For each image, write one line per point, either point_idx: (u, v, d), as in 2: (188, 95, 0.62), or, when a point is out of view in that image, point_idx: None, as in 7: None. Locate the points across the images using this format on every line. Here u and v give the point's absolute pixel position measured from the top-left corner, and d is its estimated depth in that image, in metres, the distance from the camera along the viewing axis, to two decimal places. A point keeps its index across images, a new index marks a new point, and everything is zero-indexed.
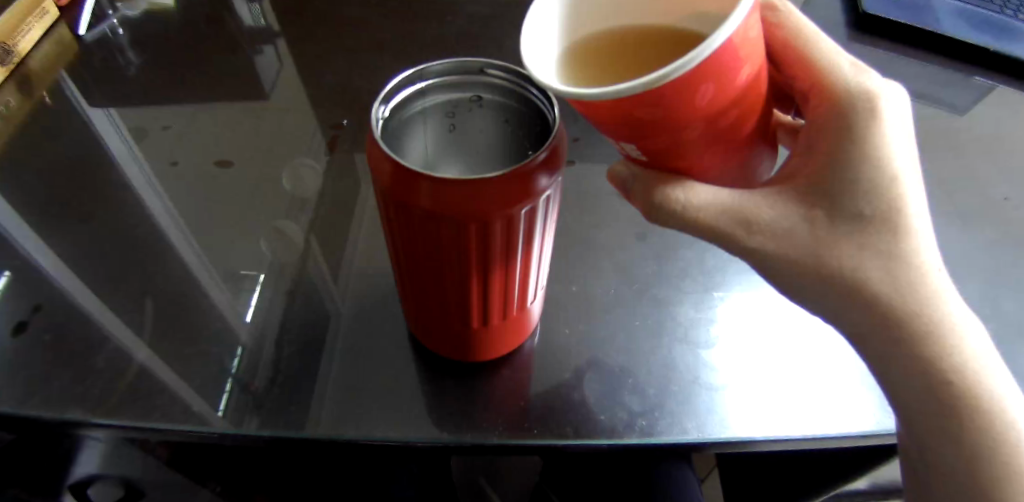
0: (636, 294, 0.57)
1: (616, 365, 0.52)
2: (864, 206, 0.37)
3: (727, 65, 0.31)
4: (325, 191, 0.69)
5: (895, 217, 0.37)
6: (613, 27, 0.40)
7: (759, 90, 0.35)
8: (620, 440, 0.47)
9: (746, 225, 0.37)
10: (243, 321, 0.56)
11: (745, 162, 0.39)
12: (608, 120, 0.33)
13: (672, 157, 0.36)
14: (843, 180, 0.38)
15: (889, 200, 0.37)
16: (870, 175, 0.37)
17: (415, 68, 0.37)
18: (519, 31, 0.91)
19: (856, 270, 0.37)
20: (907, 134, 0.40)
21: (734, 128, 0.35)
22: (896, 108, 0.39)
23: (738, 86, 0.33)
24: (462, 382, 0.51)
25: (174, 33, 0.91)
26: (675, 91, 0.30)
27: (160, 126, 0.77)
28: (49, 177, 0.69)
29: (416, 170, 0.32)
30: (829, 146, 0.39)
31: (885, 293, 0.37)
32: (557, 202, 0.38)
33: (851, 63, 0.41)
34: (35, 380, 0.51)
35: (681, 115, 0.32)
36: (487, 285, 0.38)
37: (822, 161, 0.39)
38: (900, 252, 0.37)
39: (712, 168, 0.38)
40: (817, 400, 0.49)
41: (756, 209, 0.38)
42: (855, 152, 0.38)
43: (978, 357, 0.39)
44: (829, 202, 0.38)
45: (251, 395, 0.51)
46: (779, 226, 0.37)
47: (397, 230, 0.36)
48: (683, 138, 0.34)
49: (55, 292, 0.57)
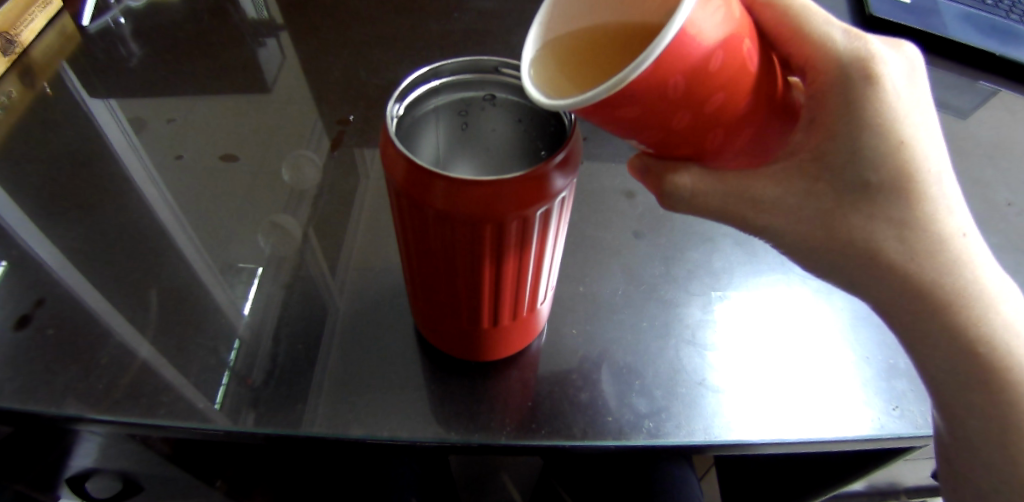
0: (644, 295, 0.57)
1: (624, 363, 0.52)
2: (870, 173, 0.37)
3: (693, 56, 0.31)
4: (325, 185, 0.69)
5: (907, 182, 0.37)
6: (634, 20, 0.38)
7: (744, 68, 0.33)
8: (628, 441, 0.47)
9: (754, 205, 0.38)
10: (241, 313, 0.56)
11: (757, 139, 0.37)
12: (603, 123, 0.33)
13: (678, 146, 0.36)
14: (848, 151, 0.37)
15: (902, 164, 0.37)
16: (880, 144, 0.36)
17: (430, 66, 0.37)
18: (524, 29, 0.91)
19: (870, 240, 0.37)
20: (917, 95, 0.39)
21: (729, 110, 0.34)
22: (897, 72, 0.38)
23: (714, 71, 0.32)
24: (468, 382, 0.51)
25: (178, 25, 0.90)
26: (647, 88, 0.30)
27: (163, 119, 0.76)
28: (50, 170, 0.68)
29: (430, 169, 0.32)
30: (831, 120, 0.37)
31: (901, 262, 0.37)
32: (570, 203, 0.37)
33: (844, 31, 0.39)
34: (37, 375, 0.50)
35: (664, 108, 0.32)
36: (498, 280, 0.37)
37: (825, 133, 0.37)
38: (914, 220, 0.37)
39: (723, 148, 0.36)
40: (817, 396, 0.50)
41: (760, 189, 0.38)
42: (857, 123, 0.37)
43: (1014, 322, 0.39)
44: (834, 175, 0.37)
45: (248, 389, 0.51)
46: (785, 204, 0.38)
47: (410, 229, 0.36)
48: (676, 127, 0.34)
49: (56, 286, 0.57)
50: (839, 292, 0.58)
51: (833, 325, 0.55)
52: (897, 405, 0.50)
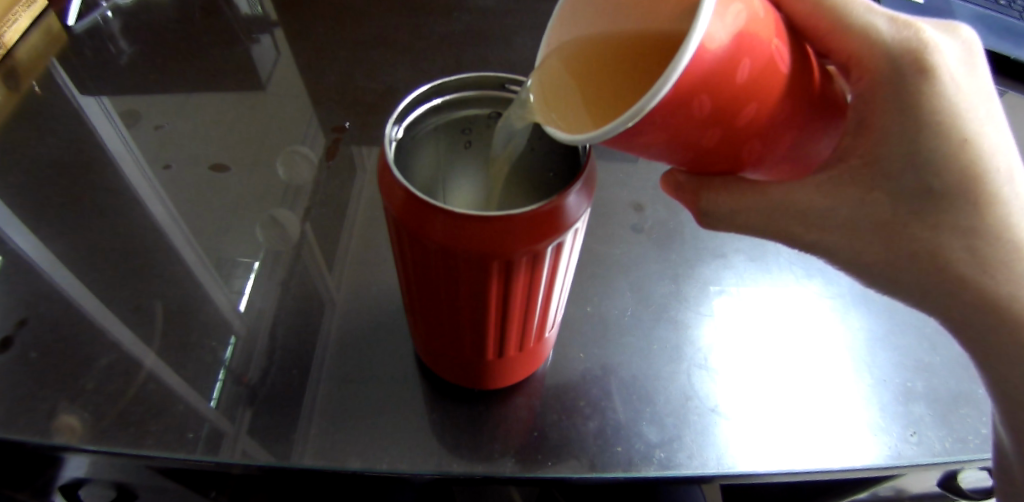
0: (653, 315, 0.55)
1: (632, 389, 0.50)
2: (933, 179, 0.34)
3: (716, 69, 0.28)
4: (320, 187, 0.66)
5: (972, 185, 0.34)
6: (641, 28, 0.36)
7: (776, 71, 0.31)
8: (638, 472, 0.45)
9: (804, 220, 0.36)
10: (238, 311, 0.55)
11: (796, 145, 0.35)
12: (630, 148, 0.32)
13: (716, 162, 0.34)
14: (905, 155, 0.34)
15: (965, 165, 0.34)
16: (941, 145, 0.34)
17: (432, 85, 0.36)
18: (526, 26, 0.88)
19: (935, 248, 0.35)
20: (978, 85, 0.36)
21: (765, 119, 0.32)
22: (952, 58, 0.35)
23: (742, 82, 0.30)
24: (471, 408, 0.49)
25: (168, 24, 0.87)
26: (671, 109, 0.29)
27: (153, 126, 0.73)
28: (34, 177, 0.65)
29: (428, 202, 0.30)
30: (883, 122, 0.34)
31: (969, 273, 0.35)
32: (581, 235, 0.35)
33: (890, 19, 0.36)
34: (22, 400, 0.48)
35: (693, 127, 0.30)
36: (505, 314, 0.35)
37: (877, 138, 0.34)
38: (982, 228, 0.35)
39: (760, 157, 0.34)
40: (837, 416, 0.49)
41: (808, 201, 0.35)
42: (909, 122, 0.34)
43: None
44: (891, 183, 0.34)
45: (245, 387, 0.50)
46: (837, 218, 0.35)
47: (410, 263, 0.34)
48: (709, 143, 0.32)
49: (40, 303, 0.54)
50: (855, 311, 0.56)
51: (852, 345, 0.54)
52: (914, 431, 0.48)
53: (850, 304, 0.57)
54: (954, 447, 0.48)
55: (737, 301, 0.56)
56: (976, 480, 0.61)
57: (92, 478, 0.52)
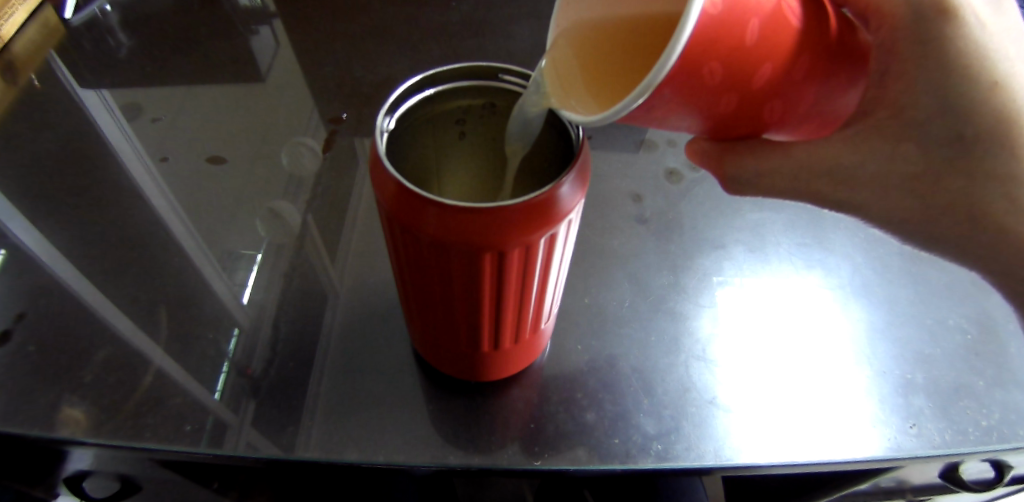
0: (651, 306, 0.55)
1: (631, 380, 0.50)
2: (965, 125, 0.33)
3: (722, 31, 0.28)
4: (322, 177, 0.66)
5: (1008, 127, 0.33)
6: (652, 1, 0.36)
7: (787, 25, 0.30)
8: (635, 464, 0.45)
9: (832, 178, 0.36)
10: (240, 303, 0.55)
11: (820, 101, 0.34)
12: (652, 120, 0.33)
13: (742, 119, 0.34)
14: (932, 103, 0.33)
15: (1000, 107, 0.33)
16: (969, 89, 0.33)
17: (425, 75, 0.35)
18: (526, 17, 0.87)
19: (976, 196, 0.34)
20: (1004, 23, 0.36)
21: (782, 78, 0.32)
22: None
23: (752, 41, 0.29)
24: (470, 400, 0.49)
25: (166, 16, 0.86)
26: (682, 77, 0.29)
27: (150, 119, 0.73)
28: (33, 171, 0.65)
29: (420, 195, 0.30)
30: (908, 71, 0.33)
31: (1011, 221, 0.35)
32: (576, 227, 0.35)
33: None
34: (22, 394, 0.48)
35: (711, 91, 0.31)
36: (499, 306, 0.35)
37: (899, 91, 0.33)
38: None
39: (784, 117, 0.34)
40: (834, 407, 0.48)
41: (833, 159, 0.35)
42: (934, 71, 0.33)
43: None
44: (921, 132, 0.34)
45: (248, 379, 0.50)
46: (866, 174, 0.35)
47: (403, 257, 0.34)
48: (732, 102, 0.32)
49: (38, 297, 0.54)
50: (855, 301, 0.56)
51: (852, 336, 0.53)
52: (914, 423, 0.48)
53: (851, 295, 0.57)
54: (954, 440, 0.48)
55: (736, 290, 0.56)
56: (979, 471, 0.61)
57: (95, 470, 0.52)
